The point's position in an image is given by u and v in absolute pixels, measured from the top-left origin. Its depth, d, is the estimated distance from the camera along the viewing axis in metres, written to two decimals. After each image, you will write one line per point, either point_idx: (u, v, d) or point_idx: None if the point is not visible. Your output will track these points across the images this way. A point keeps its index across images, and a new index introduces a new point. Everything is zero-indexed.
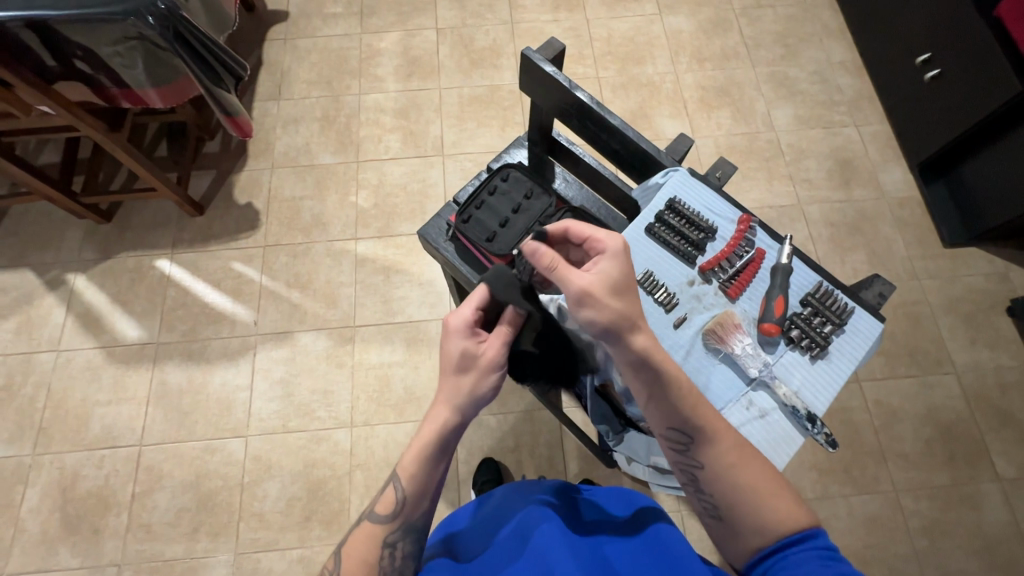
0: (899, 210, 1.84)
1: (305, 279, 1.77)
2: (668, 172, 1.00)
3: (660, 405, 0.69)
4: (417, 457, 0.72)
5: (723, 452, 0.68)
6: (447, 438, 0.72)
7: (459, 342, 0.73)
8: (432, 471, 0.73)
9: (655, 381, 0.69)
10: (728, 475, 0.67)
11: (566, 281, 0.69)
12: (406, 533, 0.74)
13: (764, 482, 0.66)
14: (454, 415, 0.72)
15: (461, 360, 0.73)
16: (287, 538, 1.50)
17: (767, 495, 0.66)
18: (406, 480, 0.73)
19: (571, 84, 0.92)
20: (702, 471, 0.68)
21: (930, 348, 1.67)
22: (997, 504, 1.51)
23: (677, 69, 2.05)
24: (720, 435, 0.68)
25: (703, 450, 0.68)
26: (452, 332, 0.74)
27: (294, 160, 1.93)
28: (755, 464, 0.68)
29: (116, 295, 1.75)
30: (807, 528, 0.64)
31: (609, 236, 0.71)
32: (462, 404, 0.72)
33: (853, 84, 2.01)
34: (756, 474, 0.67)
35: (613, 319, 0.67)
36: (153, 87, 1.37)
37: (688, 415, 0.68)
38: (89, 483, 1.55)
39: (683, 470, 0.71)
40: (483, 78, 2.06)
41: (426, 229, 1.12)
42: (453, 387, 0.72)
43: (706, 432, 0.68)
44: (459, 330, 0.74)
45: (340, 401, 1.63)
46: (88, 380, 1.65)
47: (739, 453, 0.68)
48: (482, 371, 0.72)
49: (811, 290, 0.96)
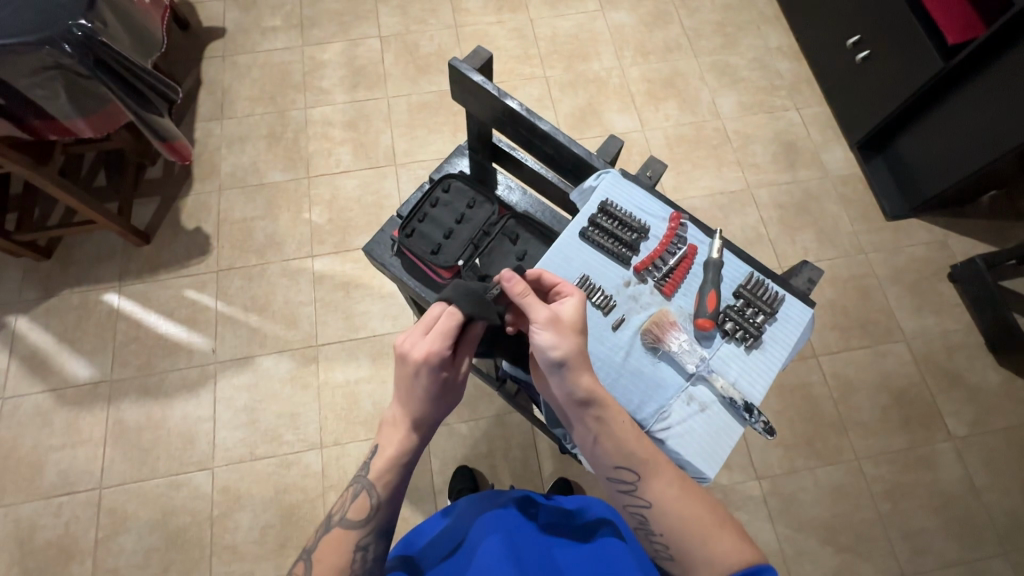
0: (843, 187, 1.90)
1: (262, 302, 1.73)
2: (600, 173, 1.01)
3: (606, 445, 0.72)
4: (395, 467, 0.74)
5: (667, 486, 0.70)
6: (422, 446, 0.76)
7: (440, 374, 0.72)
8: (408, 477, 0.76)
9: (599, 420, 0.72)
10: (674, 509, 0.68)
11: (533, 307, 0.73)
12: (377, 537, 0.74)
13: (707, 515, 0.68)
14: (431, 429, 0.76)
15: (442, 385, 0.73)
16: (263, 567, 1.47)
17: (710, 527, 0.67)
18: (381, 486, 0.74)
19: (500, 93, 0.92)
20: (650, 508, 0.69)
21: (879, 318, 1.73)
22: (951, 462, 1.58)
23: (622, 64, 2.07)
24: (662, 468, 0.71)
25: (650, 485, 0.70)
26: (431, 366, 0.71)
27: (242, 179, 1.88)
28: (697, 496, 0.70)
29: (62, 334, 1.68)
30: (753, 563, 0.63)
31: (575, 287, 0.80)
32: (437, 419, 0.76)
33: (791, 68, 2.07)
34: (698, 507, 0.68)
35: (574, 350, 0.71)
36: (81, 117, 1.32)
37: (631, 451, 0.71)
38: (49, 533, 1.48)
39: (632, 514, 0.71)
40: (430, 84, 2.05)
41: (371, 245, 1.10)
42: (432, 405, 0.74)
43: (649, 467, 0.71)
44: (439, 365, 0.72)
45: (308, 422, 1.60)
46: (38, 426, 1.58)
47: (680, 486, 0.71)
48: (459, 387, 0.77)
49: (742, 282, 0.98)
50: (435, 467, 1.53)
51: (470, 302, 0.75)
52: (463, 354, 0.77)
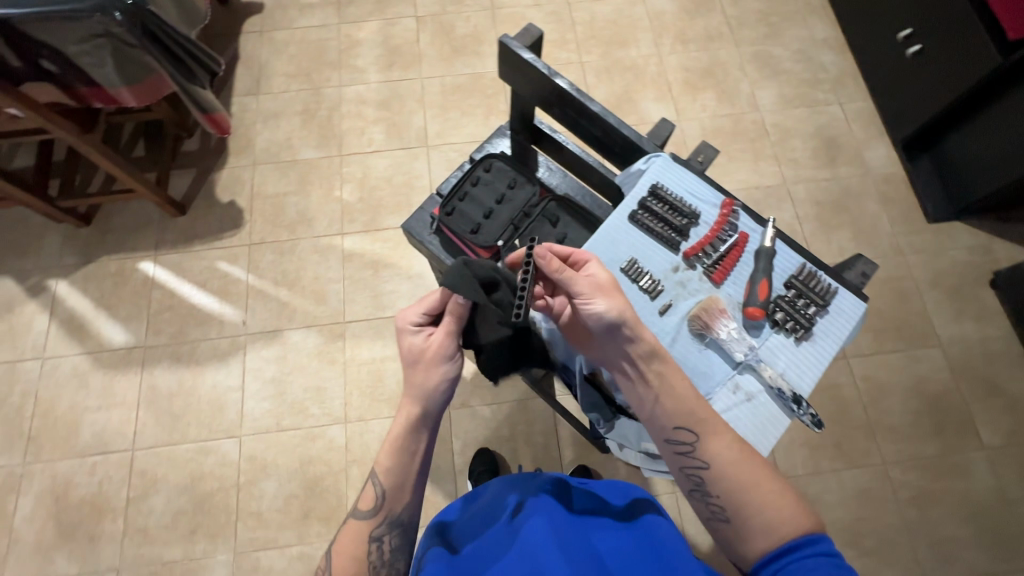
0: (885, 186, 1.85)
1: (292, 277, 1.76)
2: (650, 157, 1.02)
3: (666, 404, 0.75)
4: (391, 450, 0.76)
5: (727, 449, 0.72)
6: (415, 427, 0.76)
7: (409, 340, 0.79)
8: (407, 463, 0.76)
9: (660, 377, 0.77)
10: (732, 471, 0.71)
11: (577, 280, 0.78)
12: (391, 527, 0.76)
13: (766, 479, 0.70)
14: (416, 407, 0.76)
15: (411, 354, 0.78)
16: (285, 535, 1.50)
17: (772, 491, 0.69)
18: (384, 474, 0.76)
19: (549, 71, 0.92)
20: (708, 469, 0.72)
21: (916, 321, 1.69)
22: (984, 472, 1.55)
23: (661, 52, 2.03)
24: (722, 430, 0.73)
25: (709, 446, 0.72)
26: (401, 331, 0.81)
27: (276, 155, 1.90)
28: (757, 459, 0.72)
29: (100, 299, 1.72)
30: (809, 533, 0.65)
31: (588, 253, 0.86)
32: (420, 396, 0.76)
33: (836, 61, 2.01)
34: (759, 470, 0.71)
35: (626, 309, 0.77)
36: (126, 86, 1.34)
37: (693, 411, 0.74)
38: (83, 490, 1.54)
39: (688, 475, 0.74)
40: (465, 66, 2.03)
41: (410, 222, 1.11)
42: (410, 381, 0.77)
43: (709, 428, 0.73)
44: (405, 328, 0.80)
45: (333, 397, 1.63)
46: (75, 387, 1.63)
47: (739, 450, 0.73)
48: (431, 363, 0.77)
49: (794, 272, 0.97)
50: (456, 448, 1.54)
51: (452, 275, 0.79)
52: (440, 328, 0.79)
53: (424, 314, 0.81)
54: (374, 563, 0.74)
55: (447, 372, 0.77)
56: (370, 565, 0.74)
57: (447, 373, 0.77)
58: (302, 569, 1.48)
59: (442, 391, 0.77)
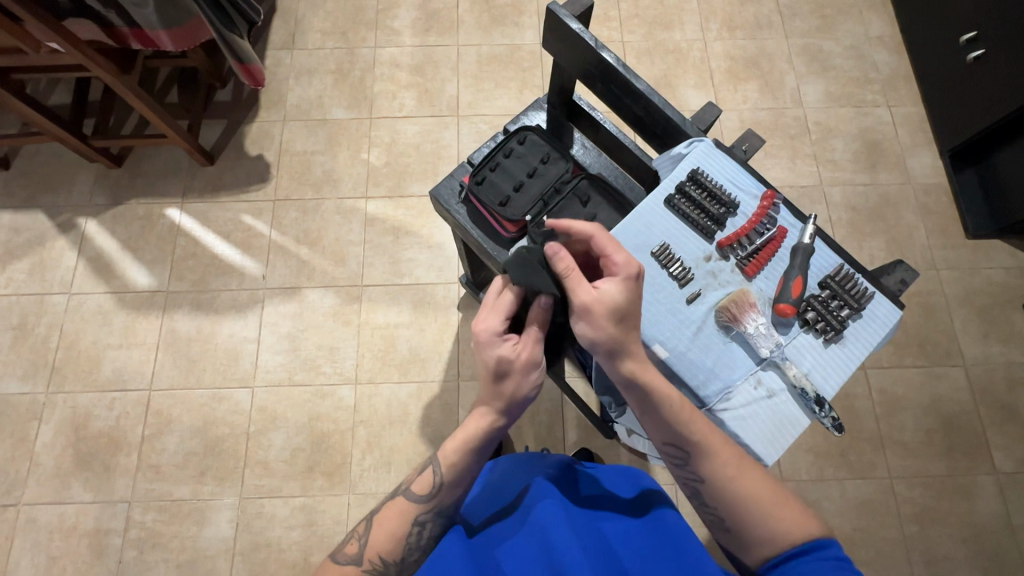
0: (925, 196, 1.78)
1: (314, 236, 1.76)
2: (692, 142, 1.01)
3: (655, 423, 0.75)
4: (465, 450, 0.77)
5: (720, 466, 0.72)
6: (491, 437, 0.77)
7: (493, 352, 0.73)
8: (474, 464, 0.78)
9: (645, 399, 0.74)
10: (728, 487, 0.71)
11: (574, 289, 0.74)
12: (435, 516, 0.76)
13: (766, 493, 0.70)
14: (504, 417, 0.76)
15: (500, 367, 0.73)
16: (290, 486, 1.54)
17: (770, 505, 0.69)
18: (447, 467, 0.77)
19: (597, 44, 0.90)
20: (703, 483, 0.73)
21: (940, 339, 1.65)
22: (991, 496, 1.52)
23: (706, 37, 1.96)
24: (717, 450, 0.72)
25: (701, 463, 0.73)
26: (486, 344, 0.74)
27: (307, 113, 1.89)
28: (754, 476, 0.71)
29: (126, 241, 1.75)
30: (816, 538, 0.67)
31: (625, 264, 0.75)
32: (509, 408, 0.75)
33: (889, 62, 1.92)
34: (757, 484, 0.71)
35: (602, 340, 0.73)
36: (164, 28, 1.34)
37: (683, 432, 0.73)
38: (101, 423, 1.59)
39: (686, 484, 0.75)
40: (503, 36, 1.99)
41: (439, 189, 1.11)
42: (499, 392, 0.75)
43: (700, 447, 0.73)
44: (492, 340, 0.73)
45: (345, 358, 1.65)
46: (99, 324, 1.67)
47: (737, 467, 0.72)
48: (522, 373, 0.74)
49: (830, 272, 0.96)
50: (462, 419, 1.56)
51: (522, 273, 0.76)
52: (528, 337, 0.75)
53: (505, 321, 0.75)
54: (409, 545, 0.75)
55: (535, 381, 0.75)
56: (406, 546, 0.75)
57: (537, 382, 0.75)
58: (303, 520, 1.52)
59: (528, 399, 0.76)
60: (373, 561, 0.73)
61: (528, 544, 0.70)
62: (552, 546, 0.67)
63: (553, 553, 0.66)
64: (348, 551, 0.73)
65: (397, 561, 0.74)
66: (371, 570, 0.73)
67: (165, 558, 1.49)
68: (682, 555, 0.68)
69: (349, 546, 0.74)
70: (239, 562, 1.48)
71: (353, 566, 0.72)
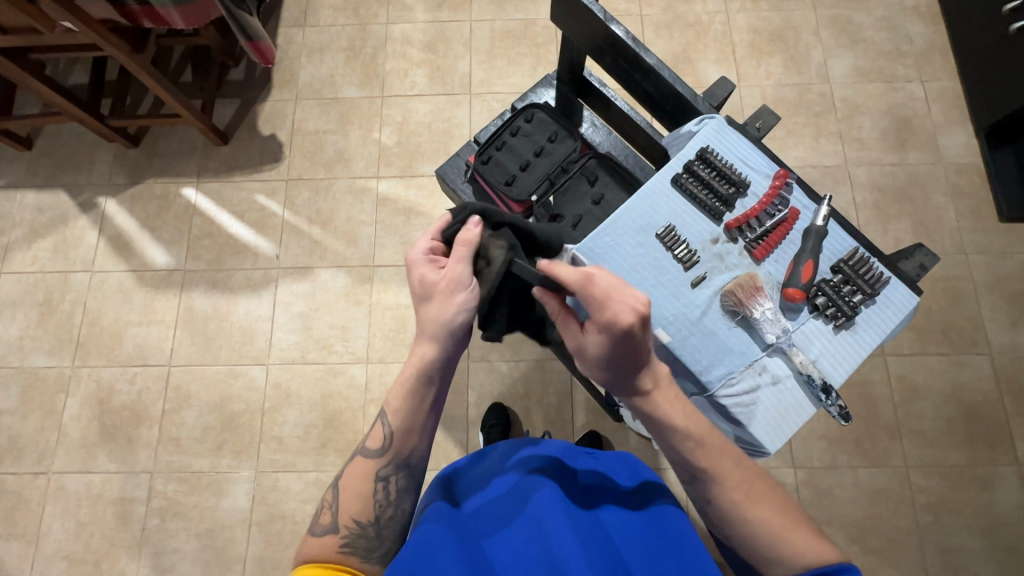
0: (957, 176, 1.70)
1: (327, 216, 1.77)
2: (703, 119, 0.98)
3: (670, 447, 0.73)
4: (404, 392, 0.77)
5: (728, 490, 0.70)
6: (426, 370, 0.76)
7: (419, 272, 0.80)
8: (419, 405, 0.78)
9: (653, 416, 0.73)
10: (735, 511, 0.69)
11: (567, 335, 0.76)
12: (398, 468, 0.77)
13: (778, 520, 0.67)
14: (433, 344, 0.76)
15: (423, 288, 0.79)
16: (304, 461, 1.58)
17: (781, 530, 0.67)
18: (393, 416, 0.77)
19: (606, 17, 0.87)
20: (710, 504, 0.72)
21: (966, 326, 1.59)
22: (1012, 488, 1.48)
23: (729, 9, 1.88)
24: (724, 476, 0.70)
25: (709, 487, 0.71)
26: (413, 265, 0.81)
27: (319, 91, 1.88)
28: (767, 503, 0.69)
29: (144, 221, 1.78)
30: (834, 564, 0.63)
31: (617, 320, 0.66)
32: (437, 332, 0.76)
33: (924, 33, 1.82)
34: (767, 511, 0.68)
35: (603, 384, 0.75)
36: (176, 7, 1.34)
37: (696, 445, 0.71)
38: (124, 397, 1.64)
39: (696, 502, 0.74)
40: (517, 11, 1.94)
41: (445, 169, 1.11)
42: (422, 315, 0.78)
43: (707, 472, 0.71)
44: (417, 262, 0.80)
45: (357, 337, 1.66)
46: (120, 301, 1.72)
47: (746, 492, 0.70)
48: (445, 294, 0.77)
49: (844, 256, 0.93)
50: (471, 399, 1.57)
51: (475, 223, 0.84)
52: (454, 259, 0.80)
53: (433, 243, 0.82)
54: (380, 502, 0.76)
55: (462, 303, 0.78)
56: (376, 503, 0.75)
57: (461, 306, 0.77)
58: (317, 494, 1.55)
59: (457, 322, 0.77)
60: (348, 526, 0.73)
61: (526, 534, 0.69)
62: (550, 537, 0.67)
63: (549, 544, 0.66)
64: (323, 522, 0.73)
65: (373, 520, 0.74)
66: (350, 534, 0.73)
67: (186, 526, 1.55)
68: (682, 552, 0.68)
69: (323, 517, 0.74)
70: (257, 532, 1.53)
71: (331, 535, 0.72)
